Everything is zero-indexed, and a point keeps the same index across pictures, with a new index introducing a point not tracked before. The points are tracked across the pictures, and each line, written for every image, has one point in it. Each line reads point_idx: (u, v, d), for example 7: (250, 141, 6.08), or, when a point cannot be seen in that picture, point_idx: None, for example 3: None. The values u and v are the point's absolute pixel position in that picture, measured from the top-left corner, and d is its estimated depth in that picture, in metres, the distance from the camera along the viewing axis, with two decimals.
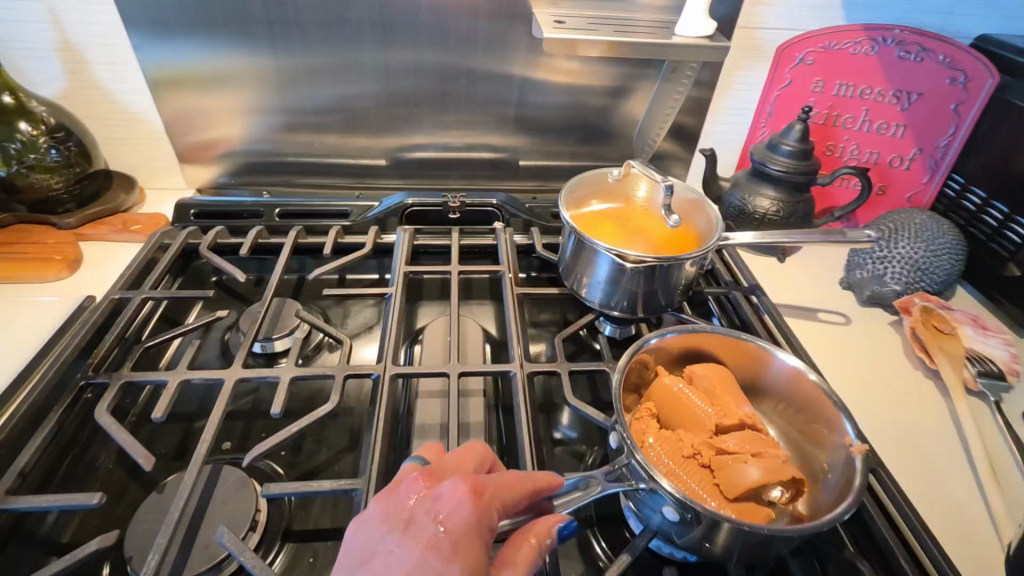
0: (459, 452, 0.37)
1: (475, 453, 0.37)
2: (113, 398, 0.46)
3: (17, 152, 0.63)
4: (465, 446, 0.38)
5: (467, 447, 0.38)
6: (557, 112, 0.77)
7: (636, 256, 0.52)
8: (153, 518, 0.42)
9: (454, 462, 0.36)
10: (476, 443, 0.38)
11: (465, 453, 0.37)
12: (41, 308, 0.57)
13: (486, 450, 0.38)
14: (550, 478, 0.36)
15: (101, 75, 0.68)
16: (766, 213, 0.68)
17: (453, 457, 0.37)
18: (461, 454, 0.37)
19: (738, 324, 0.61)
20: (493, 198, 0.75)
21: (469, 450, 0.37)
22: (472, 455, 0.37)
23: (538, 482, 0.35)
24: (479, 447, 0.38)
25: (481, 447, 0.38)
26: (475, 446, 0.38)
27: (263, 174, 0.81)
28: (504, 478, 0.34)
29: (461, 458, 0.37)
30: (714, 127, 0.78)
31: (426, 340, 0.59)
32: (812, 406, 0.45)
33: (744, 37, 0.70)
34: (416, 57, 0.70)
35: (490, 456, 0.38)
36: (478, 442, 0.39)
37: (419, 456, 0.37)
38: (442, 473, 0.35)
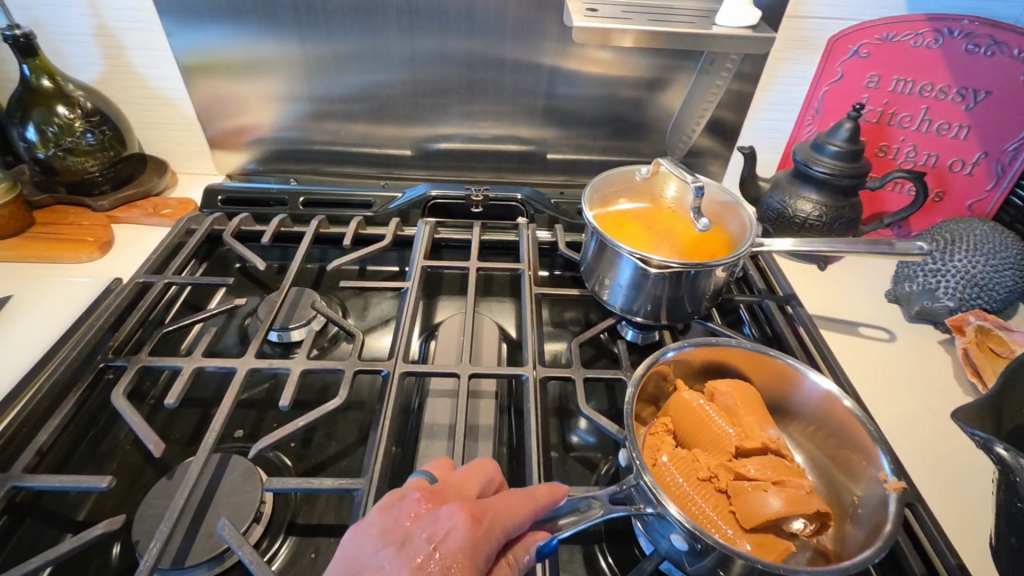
0: (465, 469, 0.36)
1: (482, 471, 0.36)
2: (130, 382, 0.47)
3: (55, 135, 0.65)
4: (473, 463, 0.37)
5: (475, 464, 0.37)
6: (588, 105, 0.74)
7: (660, 261, 0.49)
8: (160, 504, 0.42)
9: (459, 479, 0.35)
10: (484, 461, 0.37)
11: (472, 470, 0.36)
12: (71, 289, 0.59)
13: (494, 470, 0.37)
14: (550, 491, 0.35)
15: (136, 60, 0.70)
16: (807, 218, 0.64)
17: (459, 473, 0.36)
18: (468, 471, 0.36)
19: (770, 336, 0.58)
20: (518, 192, 0.73)
21: (476, 467, 0.36)
22: (478, 473, 0.36)
23: (542, 503, 0.34)
24: (488, 466, 0.37)
25: (489, 465, 0.37)
26: (482, 464, 0.37)
27: (291, 162, 0.81)
28: (507, 499, 0.33)
29: (468, 475, 0.36)
30: (755, 123, 0.74)
31: (441, 337, 0.58)
32: (843, 432, 0.42)
33: (792, 27, 0.65)
34: (444, 43, 0.69)
35: (497, 476, 0.37)
36: (486, 460, 0.38)
37: (427, 472, 0.37)
38: (445, 492, 0.34)
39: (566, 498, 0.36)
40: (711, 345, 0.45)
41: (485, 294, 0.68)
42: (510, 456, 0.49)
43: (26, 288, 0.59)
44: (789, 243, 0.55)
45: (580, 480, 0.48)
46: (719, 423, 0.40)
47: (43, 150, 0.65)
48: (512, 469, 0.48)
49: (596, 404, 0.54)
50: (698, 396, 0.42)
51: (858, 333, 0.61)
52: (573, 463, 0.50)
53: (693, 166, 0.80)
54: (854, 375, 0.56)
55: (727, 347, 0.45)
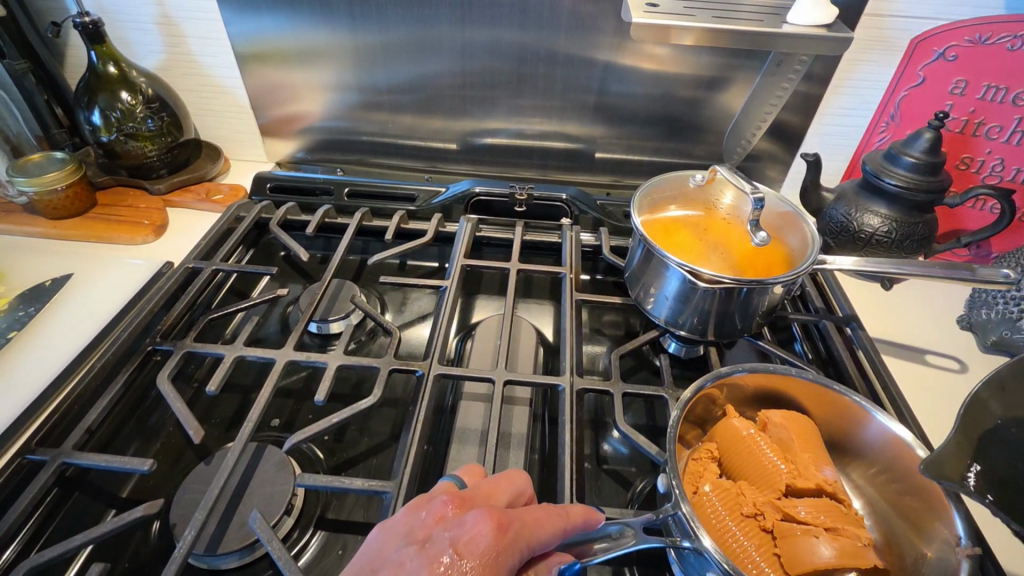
0: (497, 477, 0.35)
1: (514, 481, 0.35)
2: (175, 366, 0.48)
3: (118, 120, 0.67)
4: (505, 472, 0.36)
5: (507, 474, 0.36)
6: (641, 103, 0.71)
7: (711, 275, 0.46)
8: (198, 489, 0.43)
9: (489, 486, 0.34)
10: (516, 471, 0.36)
11: (504, 479, 0.35)
12: (127, 270, 0.61)
13: (525, 481, 0.36)
14: (586, 512, 0.33)
15: (196, 48, 0.72)
16: (874, 233, 0.59)
17: (490, 481, 0.35)
18: (499, 479, 0.35)
19: (825, 359, 0.54)
20: (563, 192, 0.71)
21: (508, 476, 0.35)
22: (509, 482, 0.35)
23: (574, 522, 0.32)
24: (520, 477, 0.36)
25: (521, 476, 0.36)
26: (514, 474, 0.36)
27: (339, 152, 0.81)
28: (536, 512, 0.32)
29: (499, 483, 0.35)
30: (821, 128, 0.69)
31: (478, 338, 0.57)
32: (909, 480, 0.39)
33: (870, 26, 0.60)
34: (495, 34, 0.67)
35: (528, 487, 0.36)
36: (518, 471, 0.36)
37: (456, 477, 0.36)
38: (474, 498, 0.33)
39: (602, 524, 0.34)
40: (769, 372, 0.42)
41: (524, 296, 0.66)
42: (542, 464, 0.48)
43: (87, 267, 0.62)
44: (853, 261, 0.51)
45: (613, 496, 0.47)
46: (771, 456, 0.38)
47: (107, 134, 0.68)
48: (543, 479, 0.47)
49: (633, 417, 0.52)
50: (749, 425, 0.40)
51: (924, 362, 0.56)
52: (606, 478, 0.48)
53: (750, 170, 0.76)
54: (916, 405, 0.52)
55: (788, 375, 0.42)
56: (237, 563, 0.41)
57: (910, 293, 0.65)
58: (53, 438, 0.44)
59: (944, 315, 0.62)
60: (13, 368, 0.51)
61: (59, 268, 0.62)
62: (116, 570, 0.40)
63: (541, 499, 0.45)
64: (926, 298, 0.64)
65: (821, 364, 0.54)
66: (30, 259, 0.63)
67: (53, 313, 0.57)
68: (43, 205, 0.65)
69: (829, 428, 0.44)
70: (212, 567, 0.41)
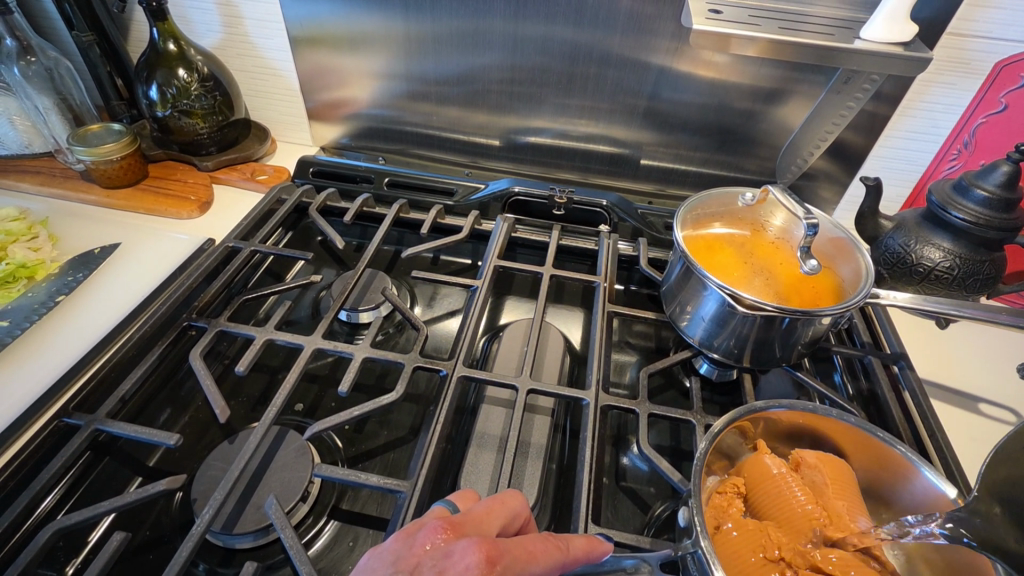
0: (489, 500, 0.34)
1: (508, 503, 0.34)
2: (208, 343, 0.49)
3: (173, 96, 0.69)
4: (497, 495, 0.34)
5: (499, 496, 0.34)
6: (693, 111, 0.69)
7: (753, 301, 0.44)
8: (219, 467, 0.44)
9: (481, 510, 0.33)
10: (510, 493, 0.35)
11: (497, 503, 0.34)
12: (170, 243, 0.63)
13: (521, 503, 0.35)
14: (588, 544, 0.33)
15: (252, 30, 0.73)
16: (933, 268, 0.56)
17: (482, 504, 0.33)
18: (492, 502, 0.34)
19: (867, 397, 0.51)
20: (604, 198, 0.69)
21: (501, 499, 0.34)
22: (503, 506, 0.34)
23: (574, 555, 0.32)
24: (515, 499, 0.34)
25: (517, 498, 0.35)
26: (508, 496, 0.34)
27: (382, 140, 0.82)
28: (531, 544, 0.31)
29: (491, 507, 0.33)
30: (885, 151, 0.66)
31: (505, 341, 0.56)
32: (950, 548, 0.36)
33: (950, 46, 0.56)
34: (548, 30, 0.65)
35: (524, 509, 0.35)
36: (513, 493, 0.35)
37: (450, 501, 0.34)
38: (466, 524, 0.32)
39: (606, 554, 0.33)
40: (807, 410, 0.40)
41: (555, 301, 0.65)
42: (558, 476, 0.47)
43: (133, 237, 0.64)
44: (907, 297, 0.48)
45: (629, 518, 0.45)
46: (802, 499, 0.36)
47: (162, 110, 0.69)
48: (559, 491, 0.46)
49: (656, 437, 0.50)
50: (781, 464, 0.39)
51: (977, 410, 0.53)
52: (624, 498, 0.47)
53: (803, 189, 0.73)
54: (964, 457, 0.48)
55: (829, 417, 0.40)
56: (250, 545, 0.41)
57: (967, 334, 0.61)
58: (88, 404, 0.46)
59: (1003, 361, 0.58)
60: (58, 331, 0.53)
61: (107, 236, 0.64)
62: (137, 538, 0.41)
63: (557, 511, 0.44)
64: (984, 341, 0.60)
65: (863, 402, 0.51)
66: (82, 226, 0.65)
67: (100, 280, 0.59)
68: (99, 174, 0.67)
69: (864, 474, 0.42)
70: (227, 545, 0.41)
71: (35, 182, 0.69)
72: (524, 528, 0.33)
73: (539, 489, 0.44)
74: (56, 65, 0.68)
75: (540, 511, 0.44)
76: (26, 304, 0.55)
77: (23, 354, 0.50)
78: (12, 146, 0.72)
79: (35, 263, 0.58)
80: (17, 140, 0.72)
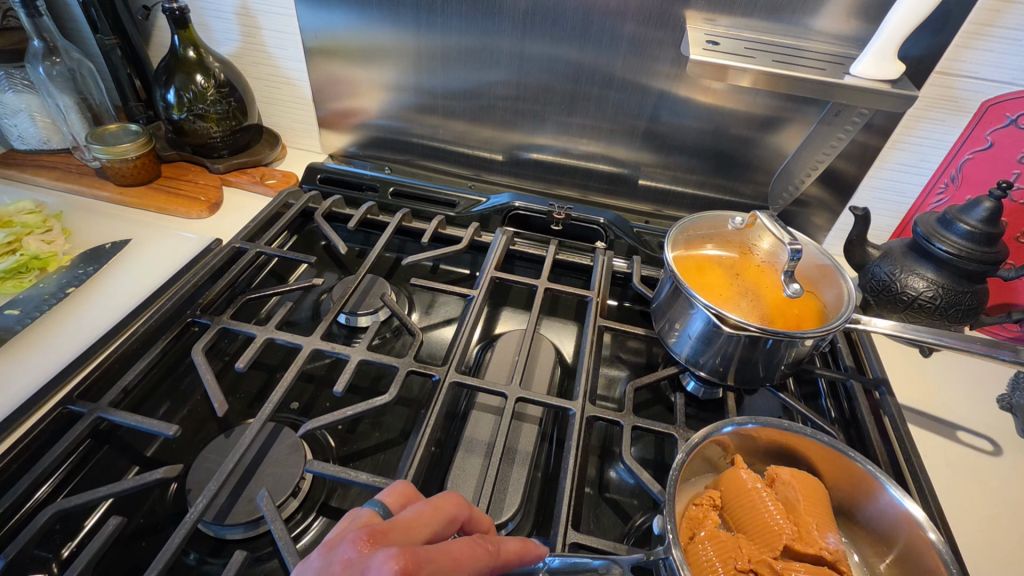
0: (423, 505, 0.33)
1: (441, 510, 0.33)
2: (210, 339, 0.51)
3: (190, 100, 0.71)
4: (432, 500, 0.33)
5: (434, 502, 0.33)
6: (692, 135, 0.71)
7: (737, 321, 0.46)
8: (214, 460, 0.46)
9: (410, 516, 0.32)
10: (446, 497, 0.34)
11: (430, 509, 0.33)
12: (178, 242, 0.65)
13: (459, 507, 0.34)
14: (521, 548, 0.34)
15: (268, 40, 0.76)
16: (917, 296, 0.57)
17: (412, 512, 0.32)
18: (425, 508, 0.33)
19: (848, 420, 0.53)
20: (601, 216, 0.71)
21: (436, 504, 0.33)
22: (436, 512, 0.33)
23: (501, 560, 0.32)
24: (451, 504, 0.34)
25: (453, 502, 0.34)
26: (443, 501, 0.34)
27: (390, 150, 0.84)
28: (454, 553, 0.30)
29: (423, 513, 0.32)
30: (875, 182, 0.68)
31: (498, 350, 0.58)
32: (904, 546, 0.38)
33: (939, 84, 0.58)
34: (553, 50, 0.68)
35: (460, 514, 0.34)
36: (449, 497, 0.34)
37: (381, 503, 0.33)
38: (391, 533, 0.30)
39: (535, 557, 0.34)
40: (780, 426, 0.42)
41: (550, 314, 0.67)
42: (543, 483, 0.48)
43: (143, 234, 0.66)
44: (890, 324, 0.50)
45: (610, 528, 0.46)
46: (772, 512, 0.37)
47: (178, 113, 0.72)
48: (542, 498, 0.47)
49: (641, 451, 0.52)
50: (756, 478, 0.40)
51: (955, 438, 0.54)
52: (606, 508, 0.48)
53: (795, 215, 0.75)
54: (939, 484, 0.49)
55: (802, 435, 0.42)
56: (241, 536, 0.42)
57: (951, 364, 0.62)
58: (92, 393, 0.47)
59: (985, 390, 0.59)
60: (67, 321, 0.55)
61: (118, 232, 0.66)
62: (132, 525, 0.43)
63: (541, 518, 0.46)
64: (967, 370, 0.61)
65: (844, 425, 0.53)
66: (95, 220, 0.68)
67: (109, 274, 0.61)
68: (113, 171, 0.69)
69: (837, 491, 0.42)
70: (218, 536, 0.43)
71: (51, 177, 0.72)
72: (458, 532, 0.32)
73: (523, 495, 0.46)
74: (79, 66, 0.70)
75: (523, 515, 0.46)
76: (37, 295, 0.57)
77: (31, 343, 0.52)
78: (32, 141, 0.75)
79: (48, 255, 0.61)
80: (37, 136, 0.75)
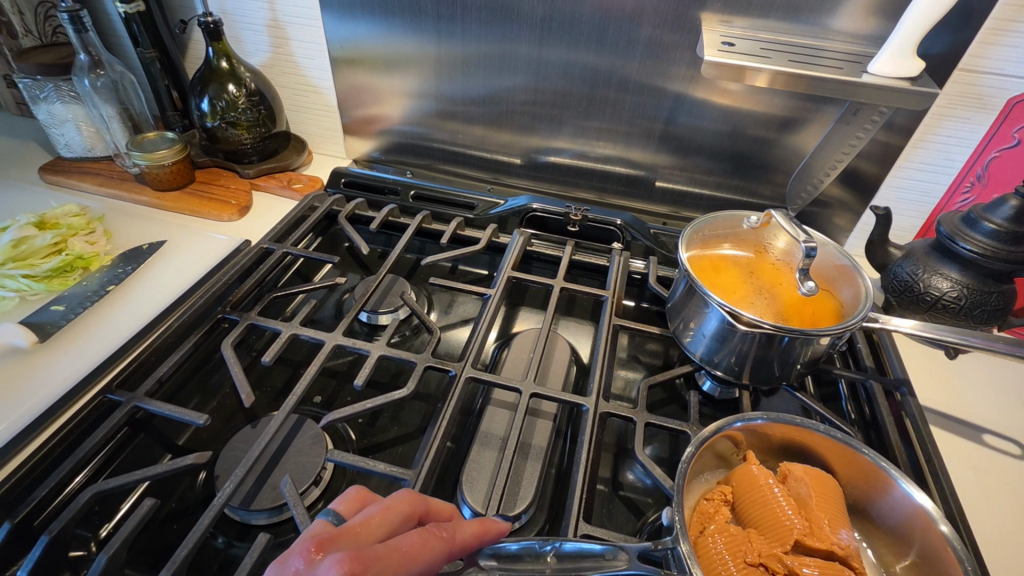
0: (376, 506, 0.33)
1: (393, 510, 0.34)
2: (239, 334, 0.54)
3: (222, 108, 0.75)
4: (384, 502, 0.34)
5: (388, 503, 0.34)
6: (710, 136, 0.71)
7: (751, 319, 0.46)
8: (241, 448, 0.48)
9: (362, 519, 0.32)
10: (398, 497, 0.34)
11: (382, 510, 0.33)
12: (210, 243, 0.68)
13: (411, 502, 0.35)
14: (476, 529, 0.35)
15: (297, 51, 0.79)
16: (941, 296, 0.56)
17: (364, 515, 0.33)
18: (378, 509, 0.33)
19: (867, 421, 0.52)
20: (618, 218, 0.71)
21: (388, 505, 0.34)
22: (390, 512, 0.33)
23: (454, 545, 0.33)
24: (404, 502, 0.34)
25: (406, 500, 0.34)
26: (396, 501, 0.34)
27: (411, 155, 0.87)
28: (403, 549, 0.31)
29: (375, 515, 0.33)
30: (898, 181, 0.67)
31: (514, 348, 0.59)
32: (921, 544, 0.38)
33: (963, 81, 0.57)
34: (570, 55, 0.69)
35: (413, 509, 0.35)
36: (402, 496, 0.34)
37: (334, 511, 0.34)
38: (341, 538, 0.31)
39: (492, 531, 0.36)
40: (789, 422, 0.42)
41: (566, 314, 0.68)
42: (557, 479, 0.49)
43: (178, 236, 0.69)
44: (911, 324, 0.49)
45: (623, 523, 0.47)
46: (783, 506, 0.37)
47: (212, 121, 0.76)
48: (556, 493, 0.48)
49: (655, 449, 0.52)
50: (768, 474, 0.40)
51: (981, 441, 0.52)
52: (619, 504, 0.48)
53: (816, 215, 0.74)
54: (961, 487, 0.48)
55: (815, 432, 0.42)
56: (265, 521, 0.44)
57: (978, 367, 0.61)
58: (129, 383, 0.50)
59: (1014, 393, 0.57)
60: (107, 316, 0.58)
61: (155, 234, 0.70)
62: (165, 508, 0.45)
63: (554, 511, 0.47)
64: (995, 373, 0.60)
65: (864, 427, 0.52)
66: (134, 223, 0.71)
67: (146, 273, 0.64)
68: (151, 177, 0.73)
69: (851, 488, 0.42)
70: (244, 521, 0.44)
71: (95, 182, 0.76)
72: (409, 528, 0.33)
73: (537, 489, 0.46)
74: (121, 78, 0.74)
75: (537, 509, 0.47)
76: (82, 292, 0.61)
77: (74, 337, 0.55)
78: (77, 149, 0.80)
79: (91, 255, 0.64)
80: (82, 144, 0.80)
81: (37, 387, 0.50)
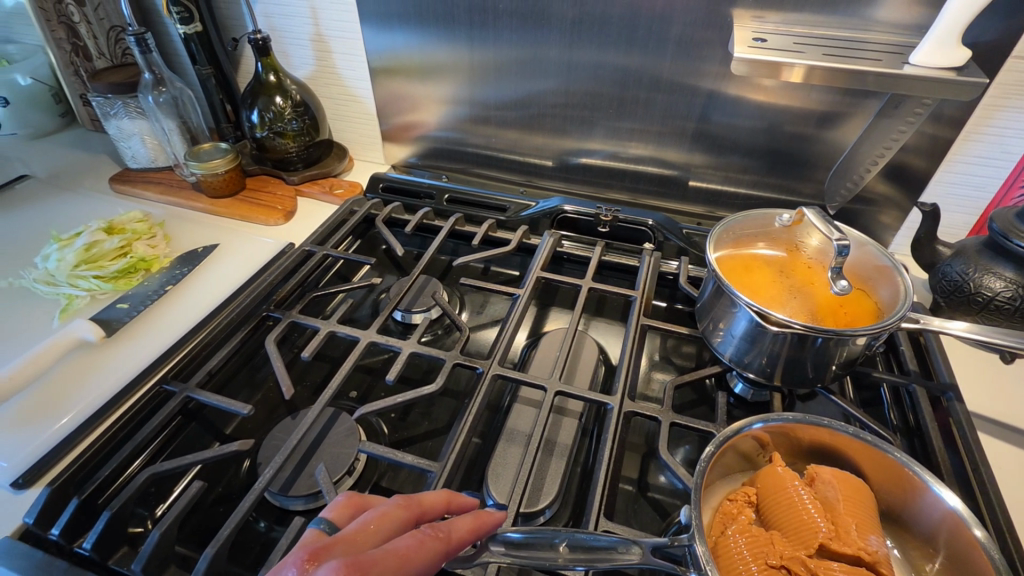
0: (369, 514, 0.32)
1: (386, 518, 0.32)
2: (281, 331, 0.57)
3: (271, 119, 0.79)
4: (377, 509, 0.33)
5: (381, 510, 0.33)
6: (745, 134, 0.70)
7: (781, 319, 0.45)
8: (281, 437, 0.51)
9: (357, 527, 0.31)
10: (390, 505, 0.33)
11: (375, 517, 0.32)
12: (258, 246, 0.73)
13: (404, 509, 0.34)
14: (470, 528, 0.34)
15: (339, 63, 0.83)
16: (993, 297, 0.53)
17: (358, 523, 0.32)
18: (372, 517, 0.32)
19: (910, 428, 0.50)
20: (649, 218, 0.71)
21: (381, 512, 0.33)
22: (384, 519, 0.32)
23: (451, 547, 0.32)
24: (396, 510, 0.33)
25: (399, 509, 0.33)
26: (389, 509, 0.33)
27: (447, 159, 0.89)
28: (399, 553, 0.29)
29: (370, 522, 0.32)
30: (948, 176, 0.63)
31: (542, 347, 0.60)
32: (958, 552, 0.36)
33: (1017, 69, 0.54)
34: (600, 56, 0.69)
35: (407, 515, 0.33)
36: (395, 504, 0.33)
37: (327, 521, 0.33)
38: (335, 546, 0.29)
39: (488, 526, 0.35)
40: (815, 424, 0.41)
41: (596, 315, 0.68)
42: (581, 476, 0.49)
43: (229, 240, 0.74)
44: (961, 326, 0.46)
45: (648, 523, 0.47)
46: (807, 508, 0.36)
47: (260, 131, 0.80)
48: (580, 490, 0.49)
49: (683, 451, 0.52)
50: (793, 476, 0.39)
51: None
52: (645, 505, 0.48)
53: (860, 214, 0.71)
54: (1012, 498, 0.46)
55: (844, 434, 0.40)
56: (302, 507, 0.47)
57: None
58: (183, 375, 0.54)
59: None
60: (165, 314, 0.63)
61: (209, 238, 0.75)
62: (213, 492, 0.48)
63: (578, 508, 0.47)
64: None
65: (907, 434, 0.50)
66: (190, 228, 0.77)
67: (200, 274, 0.69)
68: (206, 185, 0.79)
69: (884, 494, 0.41)
70: (282, 506, 0.47)
71: (157, 191, 0.83)
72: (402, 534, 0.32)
73: (560, 485, 0.47)
74: (180, 94, 0.80)
75: (560, 506, 0.47)
76: (143, 292, 0.66)
77: (137, 333, 0.60)
78: (142, 160, 0.87)
79: (152, 257, 0.70)
80: (146, 155, 0.86)
81: (105, 377, 0.54)
